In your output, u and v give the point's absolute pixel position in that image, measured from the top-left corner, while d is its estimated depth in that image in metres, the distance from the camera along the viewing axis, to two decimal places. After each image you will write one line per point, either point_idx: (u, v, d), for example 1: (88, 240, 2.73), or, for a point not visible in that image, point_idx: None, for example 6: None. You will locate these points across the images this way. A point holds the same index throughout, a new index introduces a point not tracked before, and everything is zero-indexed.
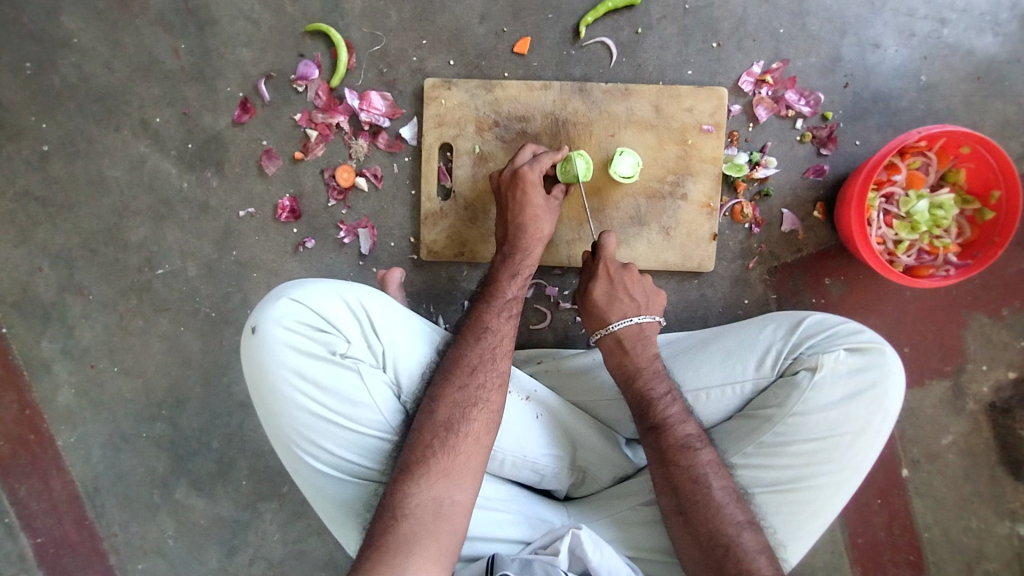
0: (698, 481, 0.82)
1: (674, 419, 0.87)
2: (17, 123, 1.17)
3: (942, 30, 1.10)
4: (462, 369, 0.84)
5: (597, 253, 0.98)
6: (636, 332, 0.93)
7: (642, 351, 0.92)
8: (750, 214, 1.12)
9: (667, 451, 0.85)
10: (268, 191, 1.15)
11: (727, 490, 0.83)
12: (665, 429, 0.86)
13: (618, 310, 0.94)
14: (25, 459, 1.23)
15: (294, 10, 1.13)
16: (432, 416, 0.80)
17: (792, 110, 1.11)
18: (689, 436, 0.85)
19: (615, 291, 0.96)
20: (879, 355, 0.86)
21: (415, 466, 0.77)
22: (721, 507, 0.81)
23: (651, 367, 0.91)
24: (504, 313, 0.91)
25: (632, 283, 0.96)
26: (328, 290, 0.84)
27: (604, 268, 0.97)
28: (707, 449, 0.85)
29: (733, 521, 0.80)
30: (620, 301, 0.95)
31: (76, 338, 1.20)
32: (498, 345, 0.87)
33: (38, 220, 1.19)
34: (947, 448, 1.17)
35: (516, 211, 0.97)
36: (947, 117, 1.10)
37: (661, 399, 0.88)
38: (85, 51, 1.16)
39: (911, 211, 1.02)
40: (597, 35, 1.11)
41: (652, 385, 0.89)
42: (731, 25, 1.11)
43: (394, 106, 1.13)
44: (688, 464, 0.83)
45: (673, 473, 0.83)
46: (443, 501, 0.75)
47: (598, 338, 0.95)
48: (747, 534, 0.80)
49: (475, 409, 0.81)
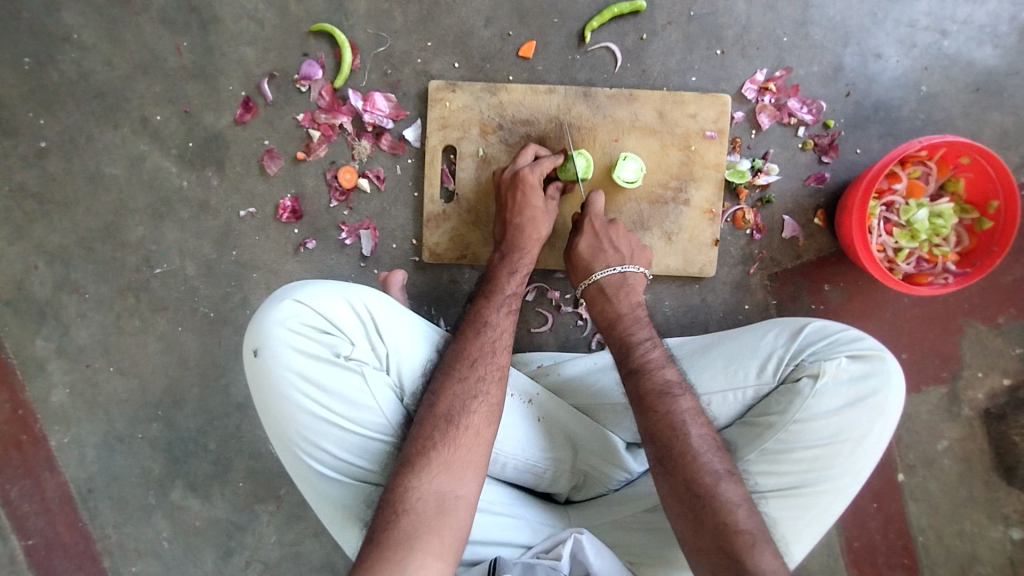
0: (676, 427, 0.81)
1: (653, 365, 0.88)
2: (13, 118, 1.15)
3: (942, 41, 1.11)
4: (463, 363, 0.83)
5: (584, 210, 1.02)
6: (619, 280, 0.96)
7: (624, 299, 0.95)
8: (751, 220, 1.13)
9: (646, 396, 0.85)
10: (269, 190, 1.15)
11: (706, 438, 0.81)
12: (643, 374, 0.87)
13: (603, 260, 0.98)
14: (17, 460, 1.21)
15: (299, 10, 1.13)
16: (433, 409, 0.80)
17: (794, 118, 1.11)
18: (667, 381, 0.86)
19: (601, 244, 1.00)
20: (879, 362, 0.87)
21: (416, 460, 0.76)
22: (699, 454, 0.79)
23: (632, 314, 0.94)
24: (504, 308, 0.90)
25: (618, 237, 1.00)
26: (332, 292, 0.84)
27: (591, 222, 1.01)
28: (686, 396, 0.84)
29: (711, 469, 0.78)
30: (604, 251, 0.99)
31: (71, 337, 1.19)
32: (498, 339, 0.87)
33: (34, 217, 1.17)
34: (943, 454, 1.18)
35: (514, 212, 0.98)
36: (946, 127, 1.12)
37: (641, 345, 0.90)
38: (85, 47, 1.14)
39: (911, 220, 1.03)
40: (602, 40, 1.12)
41: (632, 330, 0.92)
42: (735, 33, 1.11)
43: (398, 107, 1.12)
44: (666, 408, 0.83)
45: (652, 419, 0.83)
46: (445, 495, 0.74)
47: (582, 287, 0.99)
48: (725, 484, 0.77)
49: (476, 401, 0.80)
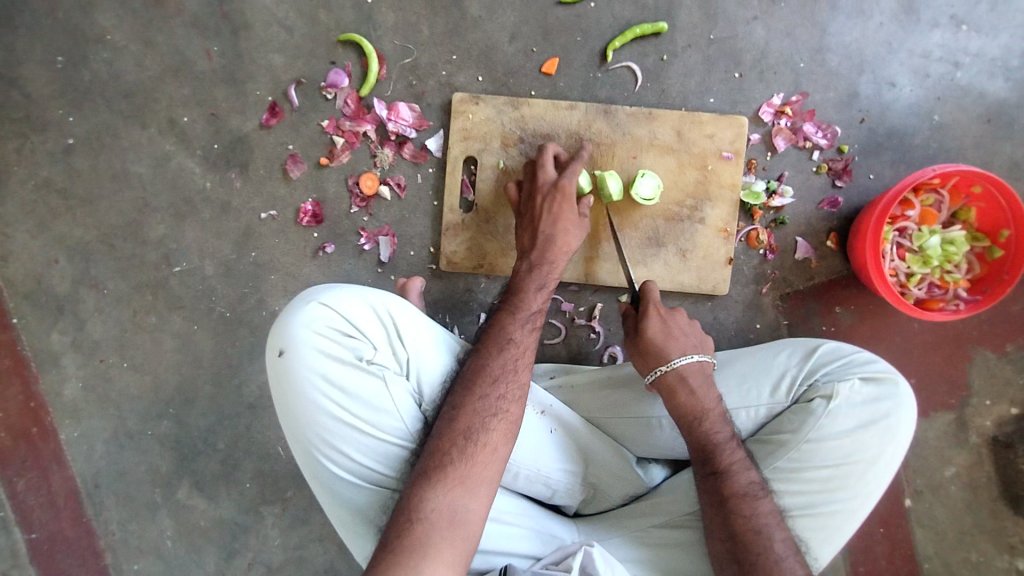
0: (761, 531, 0.81)
1: (737, 466, 0.86)
2: (43, 115, 1.18)
3: (956, 73, 1.13)
4: (484, 378, 0.83)
5: (646, 295, 0.96)
6: (699, 370, 0.91)
7: (706, 390, 0.90)
8: (765, 240, 1.14)
9: (729, 498, 0.84)
10: (291, 194, 1.16)
11: (788, 543, 0.82)
12: (729, 475, 0.85)
13: (677, 347, 0.92)
14: (26, 453, 1.21)
15: (328, 20, 1.16)
16: (451, 424, 0.79)
17: (810, 142, 1.13)
18: (751, 484, 0.85)
19: (670, 330, 0.94)
20: (892, 385, 0.88)
21: (432, 472, 0.76)
22: (781, 561, 0.80)
23: (717, 409, 0.89)
24: (526, 325, 0.90)
25: (684, 324, 0.96)
26: (357, 296, 0.84)
27: (654, 309, 0.95)
28: (769, 499, 0.84)
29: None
30: (676, 338, 0.93)
31: (86, 332, 1.20)
32: (520, 357, 0.87)
33: (58, 212, 1.19)
34: (950, 480, 1.18)
35: (540, 221, 0.99)
36: (957, 156, 1.14)
37: (726, 444, 0.87)
38: (118, 48, 1.17)
39: (923, 246, 1.04)
40: (624, 60, 1.14)
41: (717, 428, 0.88)
42: (754, 57, 1.14)
43: (421, 118, 1.15)
44: (750, 512, 0.83)
45: (735, 523, 0.82)
46: (458, 509, 0.74)
47: (659, 375, 0.91)
48: None
49: (494, 419, 0.80)
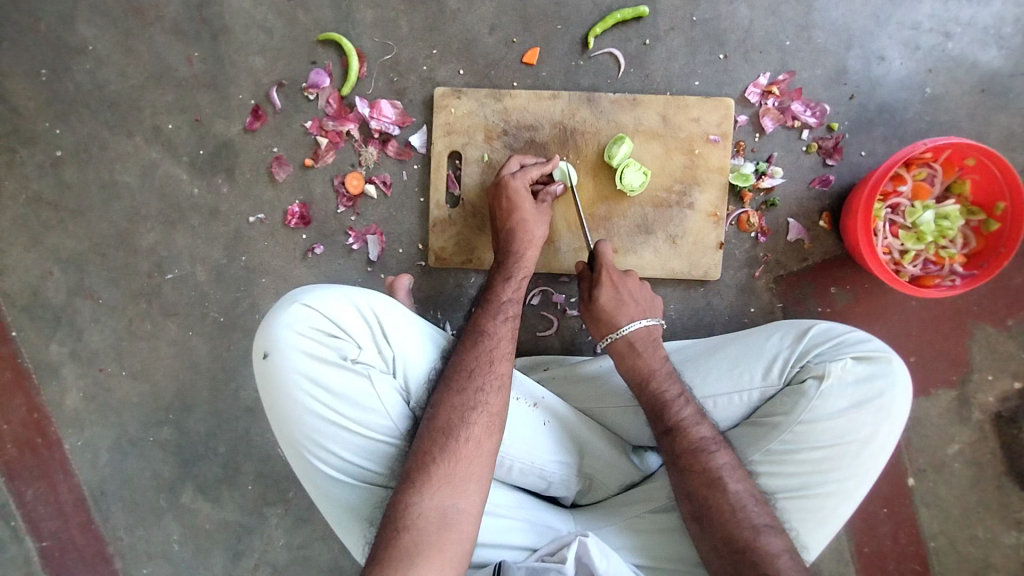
0: (714, 484, 0.82)
1: (688, 421, 0.87)
2: (31, 128, 1.18)
3: (947, 43, 1.11)
4: (461, 374, 0.84)
5: (597, 263, 0.99)
6: (646, 334, 0.95)
7: (653, 353, 0.94)
8: (756, 223, 1.13)
9: (681, 455, 0.85)
10: (278, 197, 1.17)
11: (745, 492, 0.82)
12: (679, 433, 0.86)
13: (626, 314, 0.96)
14: (32, 463, 1.23)
15: (307, 20, 1.15)
16: (432, 423, 0.80)
17: (798, 121, 1.12)
18: (703, 439, 0.86)
19: (621, 297, 0.98)
20: (885, 364, 0.87)
21: (417, 474, 0.77)
22: (738, 511, 0.81)
23: (663, 368, 0.92)
24: (501, 316, 0.91)
25: (636, 290, 0.99)
26: (339, 296, 0.85)
27: (607, 275, 0.98)
28: (722, 452, 0.85)
29: (750, 524, 0.80)
30: (626, 305, 0.97)
31: (85, 342, 1.21)
32: (496, 348, 0.87)
33: (50, 224, 1.20)
34: (954, 457, 1.17)
35: (513, 207, 1.00)
36: (951, 128, 1.11)
37: (675, 401, 0.89)
38: (100, 58, 1.17)
39: (917, 222, 1.03)
40: (605, 46, 1.13)
41: (664, 387, 0.90)
42: (738, 37, 1.12)
43: (404, 114, 1.14)
44: (703, 467, 0.84)
45: (689, 479, 0.84)
46: (447, 510, 0.74)
47: (609, 342, 0.96)
48: (766, 537, 0.79)
49: (475, 413, 0.80)
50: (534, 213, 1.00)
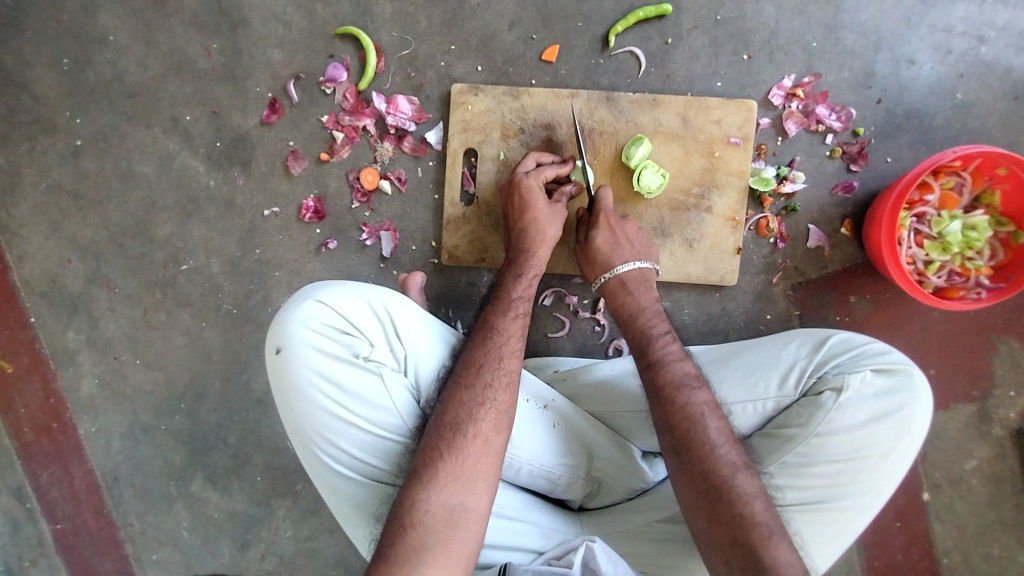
0: (694, 419, 0.82)
1: (671, 358, 0.88)
2: (52, 117, 1.20)
3: (980, 48, 1.07)
4: (470, 370, 0.83)
5: (596, 206, 1.01)
6: (638, 275, 0.97)
7: (644, 293, 0.96)
8: (775, 229, 1.11)
9: (663, 389, 0.85)
10: (293, 190, 1.17)
11: (723, 431, 0.82)
12: (661, 367, 0.87)
13: (621, 255, 0.98)
14: (48, 447, 1.25)
15: (325, 13, 1.14)
16: (440, 419, 0.80)
17: (823, 125, 1.09)
18: (686, 375, 0.86)
19: (618, 240, 0.99)
20: (906, 377, 0.85)
21: (425, 471, 0.77)
22: (716, 448, 0.80)
23: (652, 307, 0.95)
24: (511, 313, 0.90)
25: (632, 233, 1.00)
26: (353, 293, 0.84)
27: (604, 218, 1.00)
28: (703, 391, 0.85)
29: (727, 461, 0.79)
30: (622, 247, 0.99)
31: (100, 330, 1.22)
32: (506, 345, 0.86)
33: (69, 213, 1.21)
34: (971, 473, 1.14)
35: (525, 207, 0.99)
36: (982, 136, 1.08)
37: (659, 338, 0.91)
38: (120, 48, 1.18)
39: (943, 232, 1.00)
40: (626, 45, 1.11)
41: (652, 323, 0.93)
42: (763, 38, 1.10)
43: (420, 110, 1.13)
44: (684, 402, 0.83)
45: (669, 410, 0.83)
46: (454, 507, 0.74)
47: (602, 282, 0.98)
48: (743, 477, 0.78)
49: (484, 409, 0.80)
50: (547, 213, 0.99)
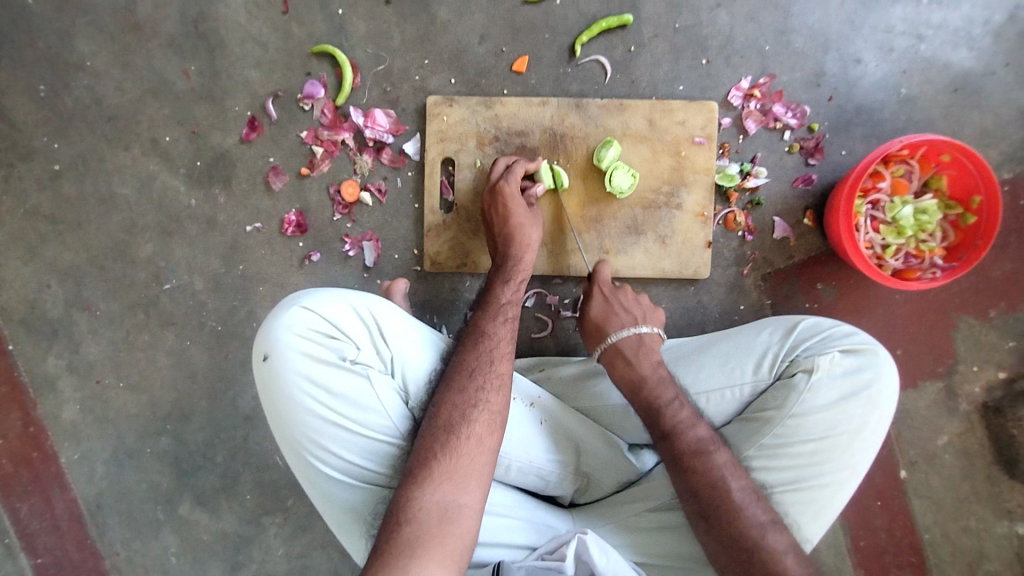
0: (718, 484, 0.84)
1: (683, 424, 0.89)
2: (29, 143, 1.20)
3: (920, 45, 1.15)
4: (462, 374, 0.85)
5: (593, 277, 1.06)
6: (637, 341, 0.96)
7: (645, 359, 0.95)
8: (742, 222, 1.16)
9: (683, 458, 0.87)
10: (275, 206, 1.19)
11: (746, 490, 0.85)
12: (677, 437, 0.88)
13: (617, 322, 0.99)
14: (29, 476, 1.23)
15: (300, 33, 1.18)
16: (434, 421, 0.82)
17: (780, 122, 1.15)
18: (700, 440, 0.88)
19: (612, 308, 1.02)
20: (872, 356, 0.89)
21: (419, 471, 0.78)
22: (744, 509, 0.83)
23: (655, 374, 0.93)
24: (500, 318, 0.93)
25: (628, 301, 1.03)
26: (337, 298, 0.86)
27: (599, 289, 1.04)
28: (721, 452, 0.87)
29: (755, 521, 0.82)
30: (617, 315, 1.01)
31: (82, 353, 1.22)
32: (496, 348, 0.89)
33: (48, 237, 1.21)
34: (943, 448, 1.19)
35: (509, 213, 1.02)
36: (927, 127, 1.16)
37: (669, 406, 0.90)
38: (97, 73, 1.19)
39: (897, 217, 1.06)
40: (592, 54, 1.16)
41: (658, 392, 0.91)
42: (719, 43, 1.16)
43: (397, 123, 1.17)
44: (704, 469, 0.85)
45: (691, 480, 0.85)
46: (449, 504, 0.75)
47: (600, 351, 0.99)
48: (771, 534, 0.82)
49: (476, 411, 0.82)
50: (523, 213, 1.03)
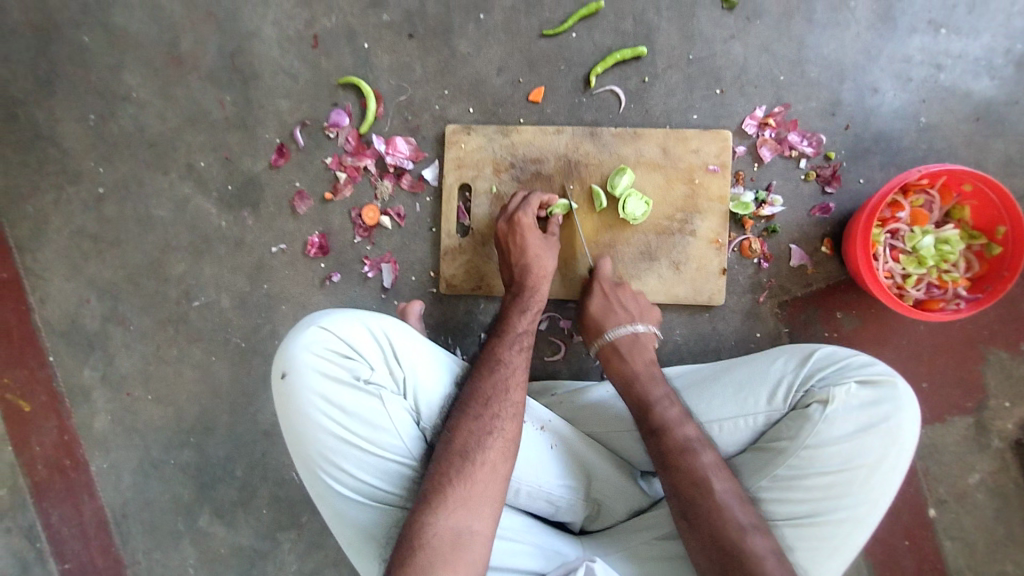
0: (700, 484, 0.84)
1: (672, 422, 0.89)
2: (77, 167, 1.29)
3: (939, 74, 1.15)
4: (478, 400, 0.86)
5: (592, 275, 1.10)
6: (631, 339, 1.00)
7: (638, 356, 0.98)
8: (758, 249, 1.15)
9: (668, 455, 0.87)
10: (299, 228, 1.24)
11: (730, 492, 0.83)
12: (665, 433, 0.88)
13: (614, 320, 1.04)
14: (60, 483, 1.28)
15: (329, 66, 1.24)
16: (449, 446, 0.83)
17: (796, 151, 1.15)
18: (688, 438, 0.88)
19: (610, 305, 1.06)
20: (890, 388, 0.87)
21: (432, 496, 0.79)
22: (725, 510, 0.82)
23: (647, 371, 0.96)
24: (516, 346, 0.95)
25: (626, 298, 1.07)
26: (354, 320, 0.89)
27: (599, 286, 1.08)
28: (708, 452, 0.87)
29: (735, 524, 0.81)
30: (614, 313, 1.04)
31: (115, 366, 1.28)
32: (512, 376, 0.90)
33: (90, 255, 1.28)
34: (974, 486, 1.14)
35: (523, 244, 1.05)
36: (948, 156, 1.14)
37: (658, 403, 0.91)
38: (141, 104, 1.28)
39: (917, 247, 1.04)
40: (607, 84, 1.19)
41: (649, 389, 0.94)
42: (733, 73, 1.18)
43: (418, 150, 1.21)
44: (688, 466, 0.85)
45: (675, 475, 0.85)
46: (461, 530, 0.77)
47: (597, 347, 1.03)
48: (752, 537, 0.80)
49: (491, 437, 0.83)
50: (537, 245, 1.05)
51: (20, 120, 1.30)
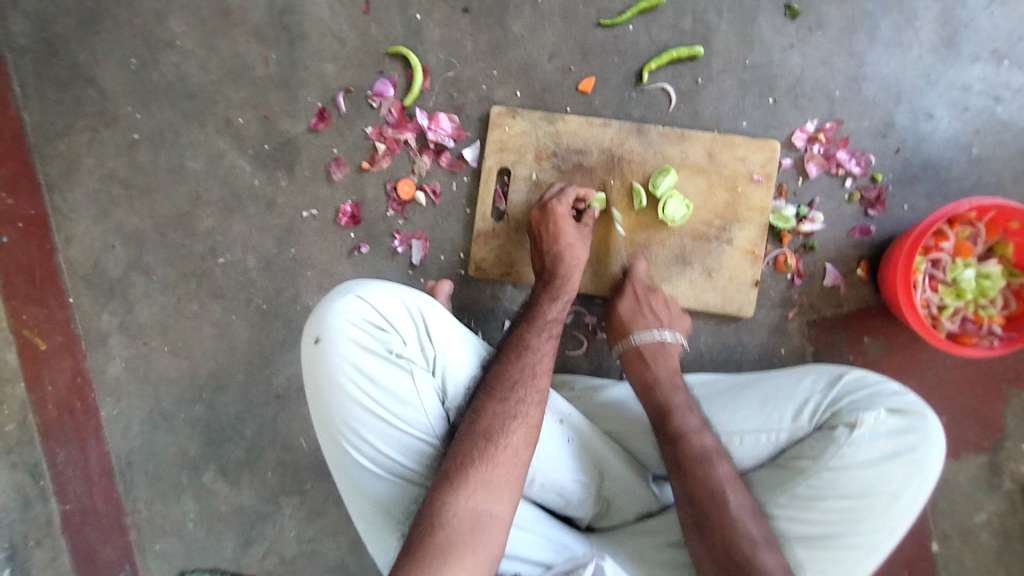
0: (699, 463, 0.87)
1: (679, 404, 0.92)
2: (114, 110, 1.27)
3: (997, 107, 1.13)
4: (505, 383, 0.86)
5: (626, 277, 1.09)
6: (657, 344, 1.00)
7: (662, 363, 0.98)
8: (793, 265, 1.14)
9: (671, 433, 0.90)
10: (332, 195, 1.22)
11: (728, 475, 0.87)
12: (670, 412, 0.92)
13: (642, 324, 1.03)
14: (68, 425, 1.28)
15: (378, 33, 1.22)
16: (473, 427, 0.82)
17: (843, 169, 1.14)
18: (711, 450, 0.88)
19: (640, 309, 1.05)
20: (920, 419, 0.87)
21: (454, 475, 0.79)
22: (723, 491, 0.85)
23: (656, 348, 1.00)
24: (545, 333, 0.93)
25: (658, 305, 1.06)
26: (390, 292, 0.88)
27: (631, 288, 1.07)
28: (708, 435, 0.90)
29: (747, 537, 0.83)
30: (645, 316, 1.04)
31: (134, 314, 1.27)
32: (539, 363, 0.89)
33: (119, 200, 1.27)
34: (980, 525, 1.14)
35: (557, 233, 1.04)
36: (996, 190, 1.13)
37: (664, 383, 0.95)
38: (184, 52, 1.26)
39: (957, 279, 1.03)
40: (659, 81, 1.17)
41: (656, 367, 0.97)
42: (789, 83, 1.16)
43: (460, 128, 1.20)
44: (690, 446, 0.88)
45: (701, 490, 0.85)
46: (481, 512, 0.76)
47: (621, 349, 1.02)
48: (746, 522, 0.84)
49: (515, 421, 0.82)
50: (570, 233, 1.04)
51: (61, 56, 1.28)
